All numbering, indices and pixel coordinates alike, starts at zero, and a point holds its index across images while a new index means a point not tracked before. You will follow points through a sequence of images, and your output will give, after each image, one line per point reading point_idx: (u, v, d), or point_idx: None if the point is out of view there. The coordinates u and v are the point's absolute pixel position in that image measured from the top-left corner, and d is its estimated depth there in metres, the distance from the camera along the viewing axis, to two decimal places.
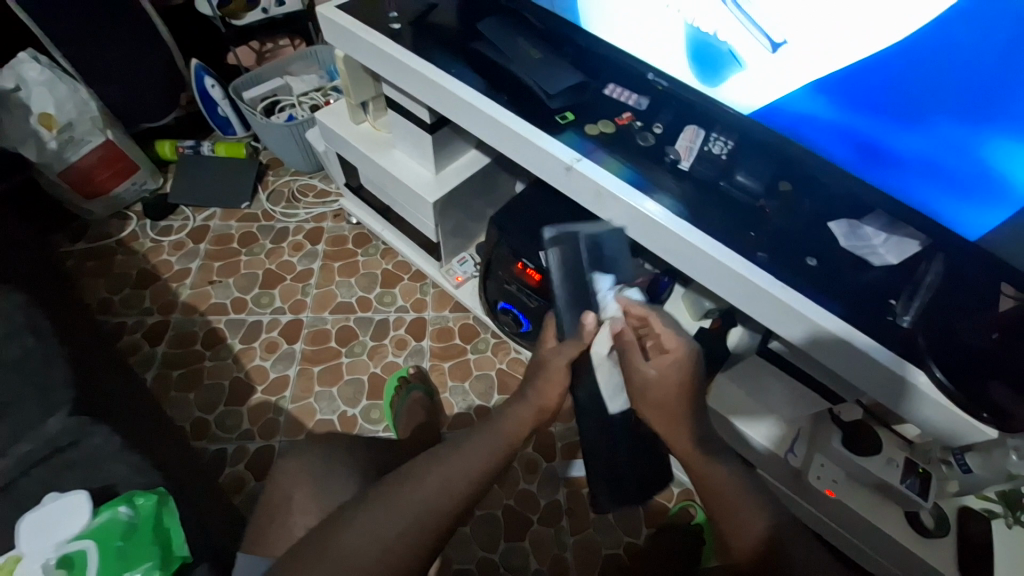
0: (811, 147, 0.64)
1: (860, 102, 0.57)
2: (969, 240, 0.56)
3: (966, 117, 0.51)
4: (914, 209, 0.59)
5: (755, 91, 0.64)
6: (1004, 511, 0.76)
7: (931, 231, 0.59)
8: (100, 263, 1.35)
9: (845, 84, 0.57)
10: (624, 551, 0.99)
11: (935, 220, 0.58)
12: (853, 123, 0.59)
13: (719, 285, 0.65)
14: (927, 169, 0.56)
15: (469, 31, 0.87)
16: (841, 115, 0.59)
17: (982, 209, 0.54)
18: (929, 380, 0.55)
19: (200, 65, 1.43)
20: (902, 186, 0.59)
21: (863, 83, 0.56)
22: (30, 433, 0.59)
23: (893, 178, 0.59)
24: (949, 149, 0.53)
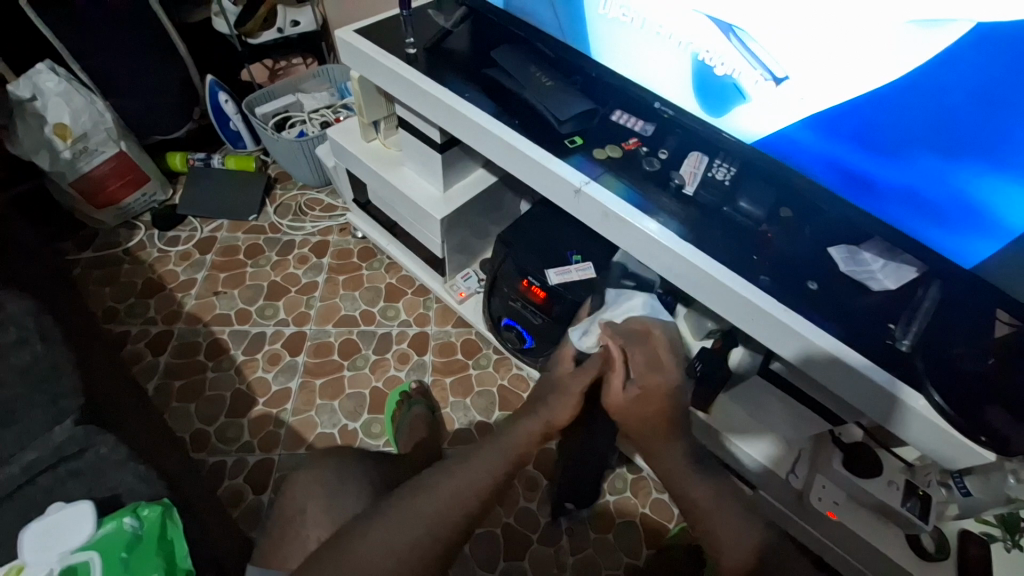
0: (809, 177, 0.67)
1: (854, 137, 0.60)
2: (965, 268, 0.58)
3: (953, 152, 0.54)
4: (909, 237, 0.62)
5: (757, 122, 0.67)
6: (1002, 534, 0.76)
7: (925, 257, 0.61)
8: (106, 271, 1.36)
9: (841, 119, 0.60)
10: (624, 572, 0.99)
11: (930, 249, 0.60)
12: (848, 156, 0.62)
13: (723, 308, 0.67)
14: (921, 199, 0.59)
15: (481, 57, 0.90)
16: (837, 148, 0.62)
17: (972, 239, 0.57)
18: (928, 404, 0.56)
19: (215, 81, 1.46)
20: (897, 216, 0.62)
21: (857, 120, 0.59)
22: (35, 442, 0.60)
23: (888, 208, 0.62)
24: (937, 182, 0.56)
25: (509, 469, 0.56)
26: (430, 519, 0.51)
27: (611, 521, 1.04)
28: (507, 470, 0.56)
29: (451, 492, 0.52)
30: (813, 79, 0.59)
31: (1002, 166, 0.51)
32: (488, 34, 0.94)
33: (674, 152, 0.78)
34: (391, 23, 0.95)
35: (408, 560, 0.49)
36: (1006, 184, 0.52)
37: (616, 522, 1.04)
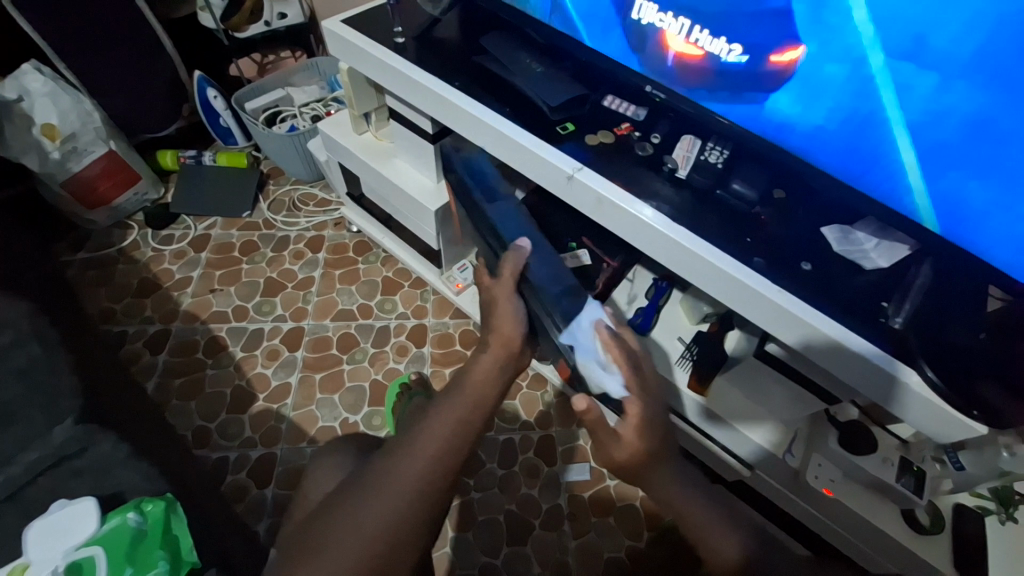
0: (810, 137, 0.64)
1: (854, 86, 0.58)
2: (982, 214, 0.56)
3: (962, 89, 0.52)
4: (922, 190, 0.59)
5: (750, 79, 0.65)
6: (997, 507, 0.78)
7: (925, 227, 0.60)
8: (101, 272, 1.36)
9: (838, 68, 0.58)
10: (626, 554, 1.00)
11: (945, 198, 0.58)
12: (850, 110, 0.59)
13: (747, 307, 0.65)
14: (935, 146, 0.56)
15: (471, 44, 0.89)
16: (838, 100, 0.60)
17: (950, 203, 0.58)
18: (922, 379, 0.56)
19: (203, 77, 1.44)
20: (908, 168, 0.59)
21: (855, 67, 0.57)
22: (38, 441, 0.61)
23: (898, 160, 0.59)
24: (934, 132, 0.55)
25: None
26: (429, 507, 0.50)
27: (611, 505, 1.05)
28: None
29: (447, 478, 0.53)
30: (816, 32, 0.57)
31: (986, 123, 0.52)
32: (476, 19, 0.92)
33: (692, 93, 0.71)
34: (379, 12, 0.94)
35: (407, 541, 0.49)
36: (996, 136, 0.52)
37: (616, 506, 1.05)
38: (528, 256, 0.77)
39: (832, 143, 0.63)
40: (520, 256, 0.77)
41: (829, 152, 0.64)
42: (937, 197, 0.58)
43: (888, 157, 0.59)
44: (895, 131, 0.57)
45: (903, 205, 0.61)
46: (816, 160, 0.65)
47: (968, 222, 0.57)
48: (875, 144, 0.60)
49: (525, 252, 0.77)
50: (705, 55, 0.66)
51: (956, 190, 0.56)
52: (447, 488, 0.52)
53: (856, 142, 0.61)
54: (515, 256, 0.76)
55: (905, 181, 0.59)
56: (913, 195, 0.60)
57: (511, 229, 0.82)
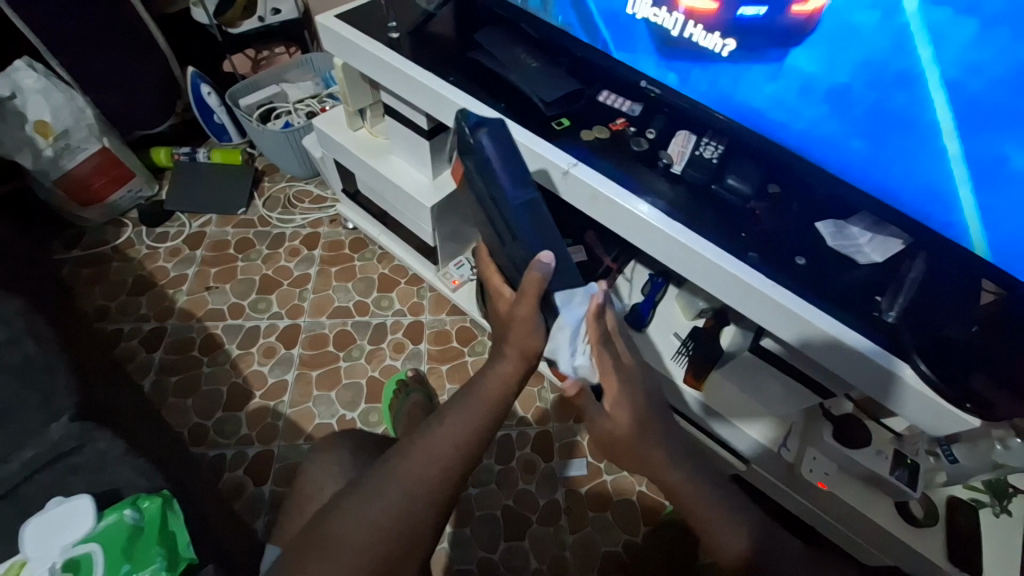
0: (832, 98, 0.59)
1: (885, 39, 0.53)
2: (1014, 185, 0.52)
3: (1006, 41, 0.47)
4: (950, 156, 0.55)
5: (769, 35, 0.59)
6: (990, 500, 0.79)
7: (947, 196, 0.57)
8: (95, 270, 1.35)
9: (868, 19, 0.53)
10: (623, 548, 1.01)
11: (974, 165, 0.54)
12: (879, 66, 0.55)
13: (742, 302, 0.66)
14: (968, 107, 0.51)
15: (466, 39, 0.88)
16: (865, 55, 0.55)
17: (977, 171, 0.54)
18: (914, 372, 0.57)
19: (197, 73, 1.43)
20: (937, 131, 0.54)
21: (888, 17, 0.52)
22: (35, 439, 0.62)
23: (927, 123, 0.54)
24: (968, 90, 0.51)
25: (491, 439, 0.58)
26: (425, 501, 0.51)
27: (608, 500, 1.06)
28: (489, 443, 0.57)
29: (443, 472, 0.53)
30: None
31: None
32: (471, 14, 0.92)
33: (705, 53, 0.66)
34: (374, 7, 0.93)
35: (404, 534, 0.49)
36: None
37: (613, 501, 1.06)
38: (552, 277, 0.59)
39: (859, 101, 0.58)
40: (544, 277, 0.58)
41: (856, 113, 0.59)
42: (972, 159, 0.53)
43: (921, 116, 0.55)
44: (926, 89, 0.53)
45: (934, 168, 0.57)
46: (841, 122, 0.60)
47: (1008, 186, 0.52)
48: (907, 102, 0.55)
49: (550, 273, 0.58)
50: (699, 49, 0.66)
51: (996, 151, 0.52)
52: (444, 483, 0.53)
53: (886, 100, 0.56)
54: (537, 275, 0.58)
55: (938, 143, 0.55)
56: (946, 157, 0.55)
57: (526, 228, 0.64)
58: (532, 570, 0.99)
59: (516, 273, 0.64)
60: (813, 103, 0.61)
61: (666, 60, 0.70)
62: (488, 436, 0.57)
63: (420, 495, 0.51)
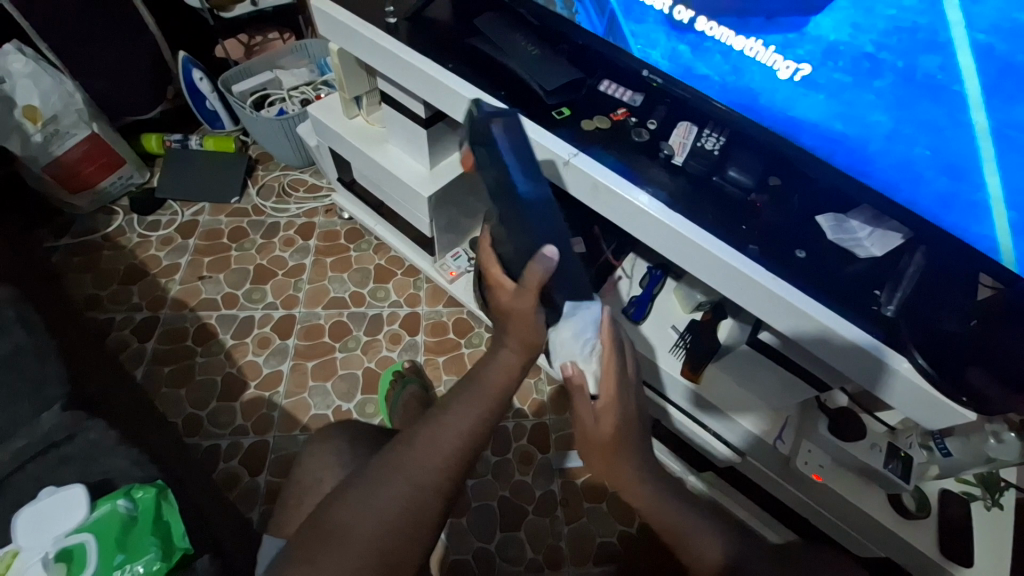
0: (856, 67, 0.56)
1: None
2: None
3: None
4: (978, 128, 0.52)
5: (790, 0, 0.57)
6: (983, 493, 0.79)
7: (971, 173, 0.54)
8: (86, 258, 1.33)
9: None
10: (618, 539, 1.01)
11: (1003, 138, 0.51)
12: (909, 30, 0.52)
13: (742, 296, 0.65)
14: (1002, 73, 0.49)
15: (465, 25, 0.86)
16: (895, 18, 0.52)
17: (1006, 144, 0.51)
18: (912, 366, 0.57)
19: (188, 58, 1.40)
20: (967, 101, 0.51)
21: None
22: (25, 428, 0.60)
23: (958, 91, 0.52)
24: (1003, 55, 0.48)
25: (490, 432, 0.57)
26: (422, 492, 0.51)
27: (604, 491, 1.06)
28: (488, 436, 0.57)
29: (443, 466, 0.53)
30: None
31: None
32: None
33: (720, 23, 0.62)
34: None
35: (403, 525, 0.49)
36: None
37: (608, 492, 1.06)
38: (554, 270, 0.61)
39: (885, 69, 0.55)
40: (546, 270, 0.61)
41: (881, 82, 0.56)
42: (1001, 130, 0.51)
43: (949, 85, 0.52)
44: (957, 54, 0.50)
45: (959, 142, 0.54)
46: (863, 92, 0.57)
47: None
48: (936, 70, 0.52)
49: (552, 268, 0.61)
50: (704, 36, 0.65)
51: None
52: (442, 475, 0.52)
53: (914, 67, 0.53)
54: (539, 272, 0.60)
55: (966, 113, 0.52)
56: (972, 129, 0.52)
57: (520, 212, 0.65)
58: (528, 560, 1.00)
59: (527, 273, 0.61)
60: (835, 72, 0.58)
61: (677, 31, 0.67)
62: (488, 429, 0.57)
63: (418, 487, 0.51)
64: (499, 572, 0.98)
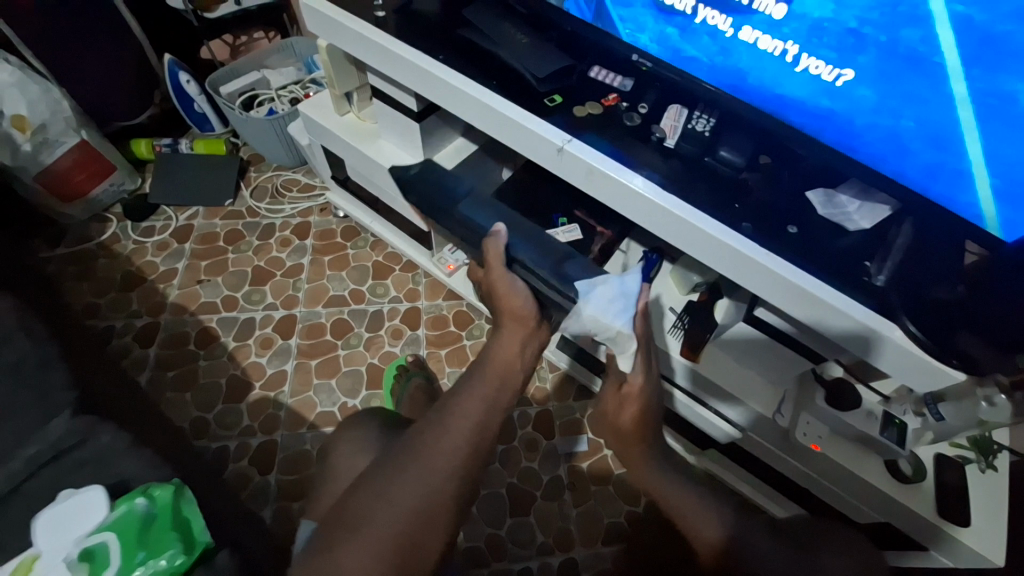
0: (842, 42, 0.57)
1: None
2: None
3: None
4: (960, 98, 0.53)
5: None
6: (976, 456, 0.81)
7: (954, 142, 0.56)
8: (82, 267, 1.32)
9: None
10: (625, 519, 1.04)
11: (984, 107, 0.52)
12: (890, 5, 0.53)
13: (737, 273, 0.67)
14: (981, 43, 0.50)
15: (453, 16, 0.86)
16: None
17: (986, 113, 0.52)
18: (904, 334, 0.59)
19: (174, 61, 1.39)
20: (948, 73, 0.53)
21: None
22: (34, 437, 0.63)
23: (939, 63, 0.53)
24: (980, 25, 0.49)
25: (499, 417, 0.59)
26: (436, 478, 0.52)
27: (609, 474, 1.08)
28: (496, 420, 0.58)
29: (455, 451, 0.54)
30: None
31: None
32: None
33: (705, 5, 0.63)
34: None
35: (419, 510, 0.50)
36: None
37: (614, 474, 1.08)
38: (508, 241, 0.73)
39: (869, 44, 0.56)
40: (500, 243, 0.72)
41: (865, 57, 0.57)
42: (982, 99, 0.52)
43: (930, 57, 0.53)
44: (937, 25, 0.51)
45: (941, 112, 0.55)
46: (848, 67, 0.58)
47: (1015, 128, 0.52)
48: (918, 42, 0.53)
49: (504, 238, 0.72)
50: (691, 19, 0.65)
51: (1005, 89, 0.51)
52: (455, 461, 0.53)
53: (896, 40, 0.54)
54: (496, 244, 0.71)
55: (947, 84, 0.53)
56: (954, 99, 0.54)
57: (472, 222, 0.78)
58: (539, 543, 1.02)
59: (487, 249, 0.72)
60: (820, 48, 0.59)
61: (665, 14, 0.67)
62: (497, 414, 0.58)
63: (432, 472, 0.52)
64: (511, 556, 1.00)
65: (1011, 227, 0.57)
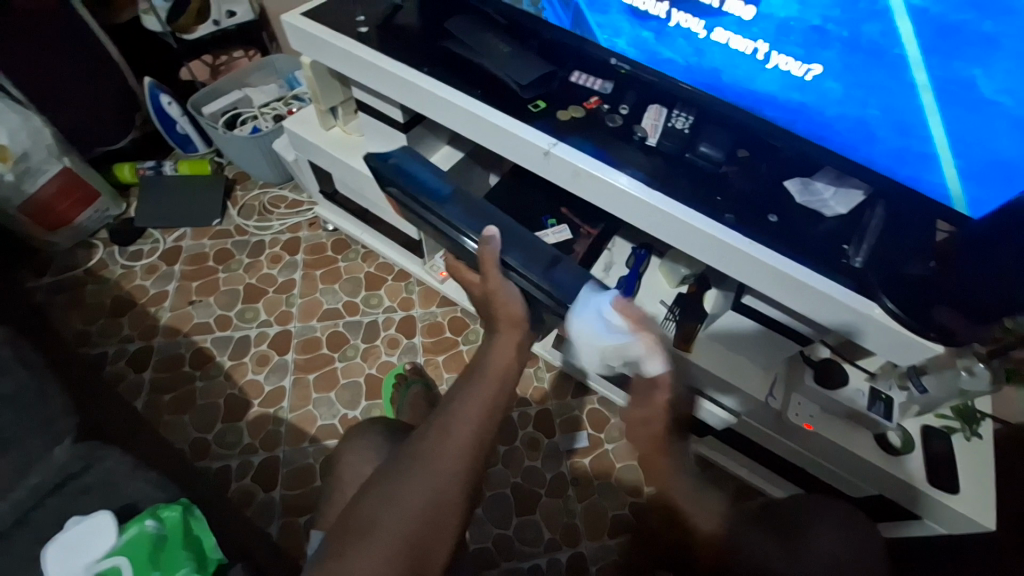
0: (808, 38, 0.60)
1: None
2: (982, 105, 0.54)
3: None
4: (920, 85, 0.56)
5: None
6: (961, 425, 0.85)
7: (918, 127, 0.59)
8: (70, 295, 1.31)
9: None
10: (629, 510, 1.06)
11: (943, 93, 0.56)
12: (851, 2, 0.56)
13: (724, 263, 0.70)
14: (937, 34, 0.53)
15: (435, 29, 0.88)
16: None
17: (946, 99, 0.56)
18: (883, 311, 0.62)
19: (154, 83, 1.38)
20: (908, 63, 0.56)
21: None
22: (39, 465, 0.61)
23: (899, 54, 0.56)
24: (935, 17, 0.52)
25: (503, 415, 0.60)
26: (445, 478, 0.53)
27: (611, 467, 1.10)
28: (500, 417, 0.60)
29: (462, 449, 0.55)
30: None
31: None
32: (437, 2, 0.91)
33: (678, 9, 0.66)
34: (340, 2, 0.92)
35: (430, 509, 0.51)
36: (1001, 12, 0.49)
37: (616, 467, 1.10)
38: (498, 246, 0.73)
39: (833, 39, 0.59)
40: (495, 249, 0.72)
41: (830, 51, 0.60)
42: (940, 86, 0.55)
43: (890, 49, 0.56)
44: (895, 20, 0.54)
45: (905, 100, 0.58)
46: (815, 61, 0.61)
47: (973, 111, 0.55)
48: (878, 35, 0.56)
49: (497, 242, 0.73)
50: (665, 22, 0.68)
51: (962, 76, 0.54)
52: (461, 460, 0.55)
53: (858, 35, 0.57)
54: (492, 251, 0.72)
55: (908, 73, 0.57)
56: (916, 87, 0.57)
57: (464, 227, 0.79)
58: (546, 540, 1.03)
59: (482, 255, 0.73)
60: (788, 45, 0.62)
61: (639, 19, 0.70)
62: (500, 413, 0.60)
63: (442, 470, 0.53)
64: (520, 555, 1.02)
65: (977, 204, 0.60)
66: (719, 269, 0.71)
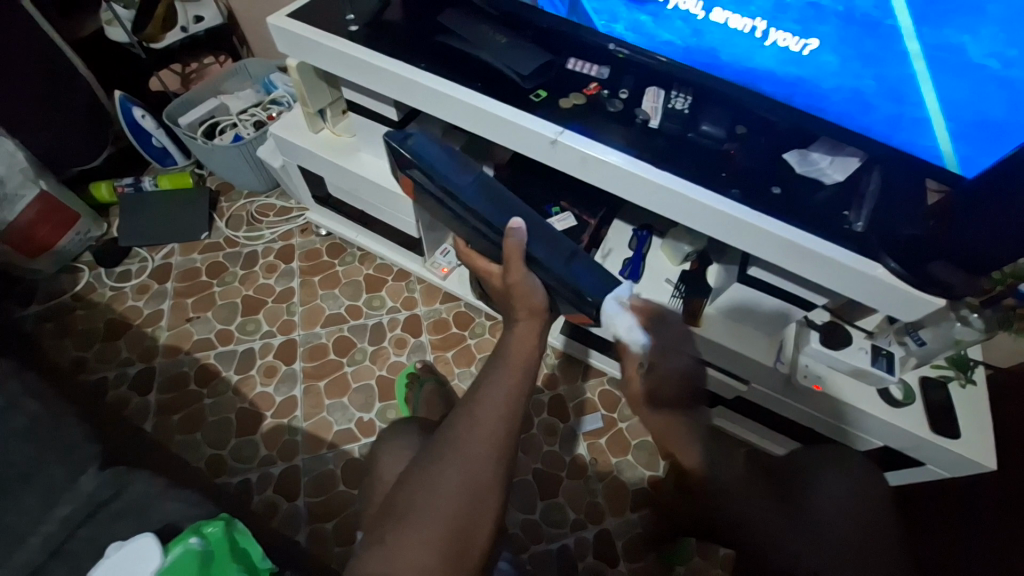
0: (804, 13, 0.62)
1: None
2: (973, 68, 0.57)
3: None
4: (914, 53, 0.59)
5: None
6: (956, 373, 0.91)
7: (911, 93, 0.62)
8: (60, 322, 1.27)
9: None
10: (648, 484, 1.09)
11: (935, 60, 0.58)
12: None
13: (734, 237, 0.72)
14: (928, 4, 0.56)
15: (428, 23, 0.87)
16: None
17: (938, 66, 0.58)
18: (887, 271, 0.65)
19: (124, 97, 1.32)
20: (901, 32, 0.58)
21: None
22: (66, 495, 0.59)
23: (893, 24, 0.58)
24: None
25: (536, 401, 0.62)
26: (490, 467, 0.54)
27: (627, 444, 1.13)
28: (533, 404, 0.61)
29: (502, 439, 0.56)
30: None
31: None
32: None
33: None
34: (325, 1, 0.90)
35: (478, 499, 0.53)
36: None
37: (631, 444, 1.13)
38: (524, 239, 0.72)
39: (828, 13, 0.61)
40: (520, 242, 0.71)
41: (826, 26, 0.62)
42: (932, 53, 0.58)
43: (883, 20, 0.59)
44: None
45: (899, 68, 0.61)
46: (811, 36, 0.63)
47: (965, 75, 0.58)
48: (872, 6, 0.58)
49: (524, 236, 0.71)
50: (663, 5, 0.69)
51: (952, 42, 0.57)
52: (502, 448, 0.56)
53: (852, 8, 0.59)
54: (517, 243, 0.70)
55: (900, 42, 0.59)
56: (908, 55, 0.59)
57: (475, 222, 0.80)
58: (571, 520, 1.06)
59: (506, 248, 0.71)
60: (785, 21, 0.64)
61: (637, 2, 0.71)
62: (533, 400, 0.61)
63: (485, 459, 0.54)
64: (548, 537, 1.04)
65: (968, 163, 0.63)
66: (729, 243, 0.74)
